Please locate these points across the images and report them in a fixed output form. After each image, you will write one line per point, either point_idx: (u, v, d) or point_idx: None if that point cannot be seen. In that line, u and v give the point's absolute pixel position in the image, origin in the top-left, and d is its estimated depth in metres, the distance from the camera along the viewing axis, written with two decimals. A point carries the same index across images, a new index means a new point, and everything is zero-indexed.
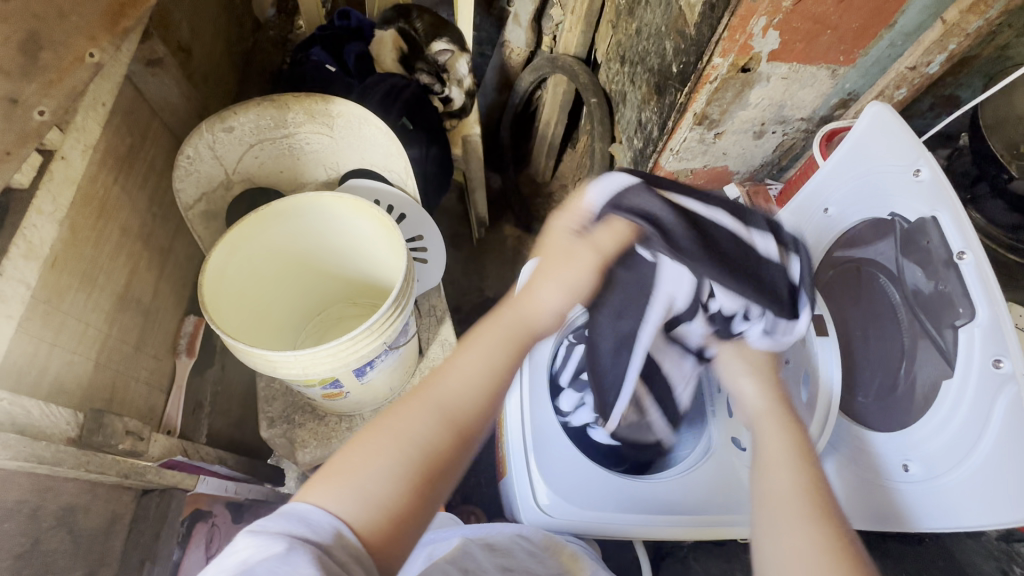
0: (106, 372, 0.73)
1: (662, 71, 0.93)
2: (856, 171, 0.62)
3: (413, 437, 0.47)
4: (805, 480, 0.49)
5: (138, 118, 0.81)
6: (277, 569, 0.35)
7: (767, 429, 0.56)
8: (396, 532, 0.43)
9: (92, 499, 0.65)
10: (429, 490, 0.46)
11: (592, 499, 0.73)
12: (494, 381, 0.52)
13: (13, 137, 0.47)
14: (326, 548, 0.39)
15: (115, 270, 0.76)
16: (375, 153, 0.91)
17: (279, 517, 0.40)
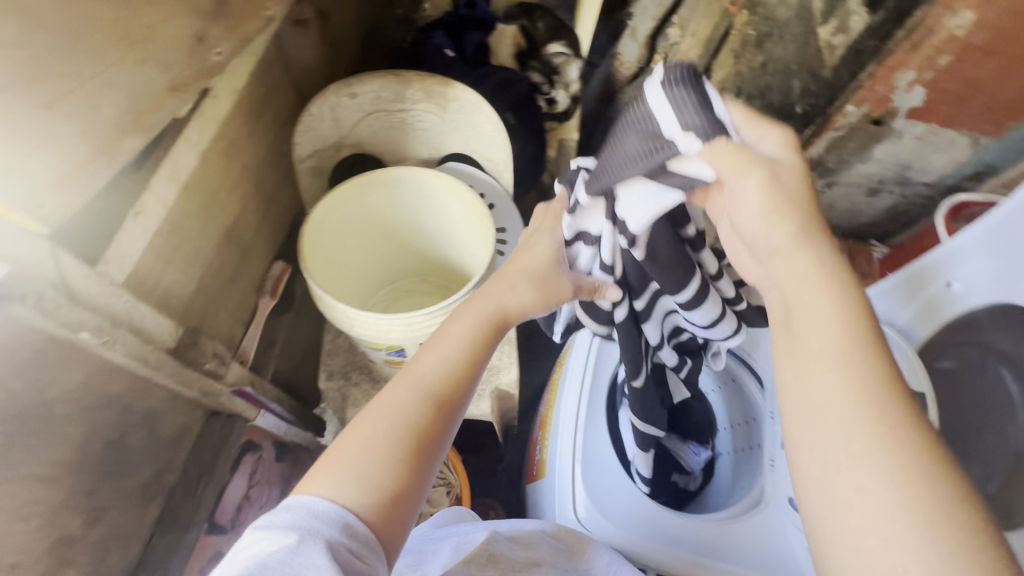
0: (204, 296, 0.79)
1: (783, 109, 0.90)
2: (996, 252, 0.57)
3: (405, 410, 0.53)
4: (877, 422, 0.42)
5: (275, 71, 0.87)
6: (291, 561, 0.42)
7: (800, 348, 0.47)
8: (393, 505, 0.49)
9: (172, 408, 0.71)
10: (421, 462, 0.52)
11: (626, 524, 0.72)
12: (470, 357, 0.59)
13: (191, 73, 0.48)
14: (337, 538, 0.45)
15: (229, 205, 0.82)
16: (479, 141, 0.94)
17: (279, 512, 0.46)
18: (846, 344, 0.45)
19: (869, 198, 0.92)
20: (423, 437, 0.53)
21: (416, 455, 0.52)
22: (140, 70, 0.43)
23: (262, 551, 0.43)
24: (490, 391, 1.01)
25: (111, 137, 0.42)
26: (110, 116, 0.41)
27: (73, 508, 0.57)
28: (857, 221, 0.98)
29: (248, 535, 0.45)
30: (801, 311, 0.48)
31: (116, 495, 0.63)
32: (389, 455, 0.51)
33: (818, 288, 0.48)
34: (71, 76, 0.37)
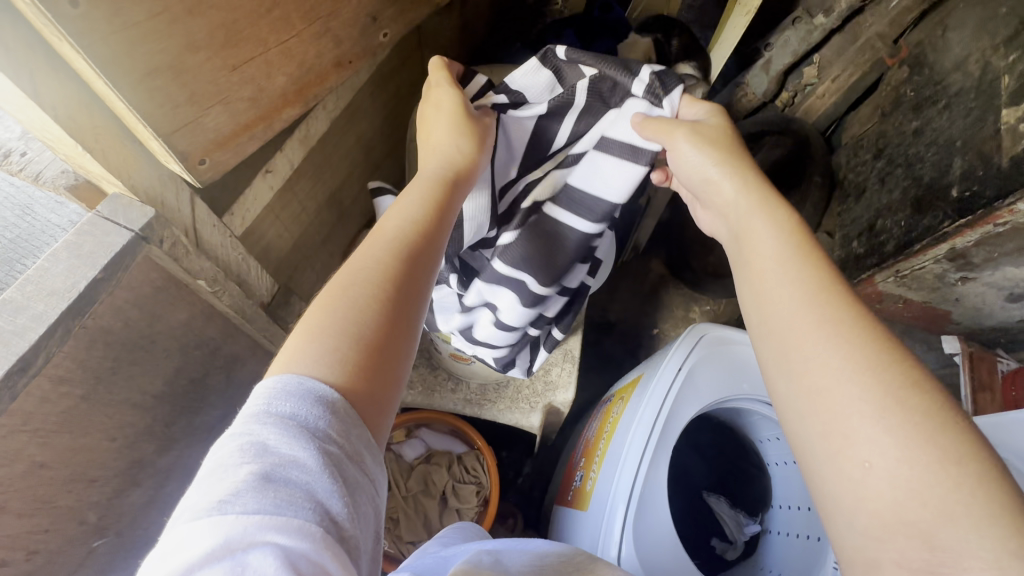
0: (298, 254, 0.81)
1: (934, 186, 0.82)
2: None
3: (368, 262, 0.46)
4: (853, 369, 0.38)
5: (409, 45, 0.87)
6: (291, 470, 0.33)
7: (769, 287, 0.45)
8: (371, 366, 0.42)
9: (251, 357, 0.73)
10: (396, 339, 0.44)
11: None
12: (433, 211, 0.51)
13: (359, 49, 0.51)
14: (330, 430, 0.36)
15: (338, 170, 0.83)
16: None
17: (276, 398, 0.37)
18: (807, 291, 0.42)
19: (1007, 304, 0.79)
20: (406, 298, 0.46)
21: (394, 323, 0.44)
22: (319, 43, 0.47)
23: (262, 446, 0.34)
24: (543, 406, 0.99)
25: (275, 104, 0.46)
26: (278, 86, 0.45)
27: (151, 435, 0.60)
28: (981, 322, 0.86)
29: (220, 441, 0.35)
30: (761, 255, 0.46)
31: (188, 429, 0.66)
32: (353, 339, 0.42)
33: (771, 235, 0.47)
34: (257, 44, 0.41)
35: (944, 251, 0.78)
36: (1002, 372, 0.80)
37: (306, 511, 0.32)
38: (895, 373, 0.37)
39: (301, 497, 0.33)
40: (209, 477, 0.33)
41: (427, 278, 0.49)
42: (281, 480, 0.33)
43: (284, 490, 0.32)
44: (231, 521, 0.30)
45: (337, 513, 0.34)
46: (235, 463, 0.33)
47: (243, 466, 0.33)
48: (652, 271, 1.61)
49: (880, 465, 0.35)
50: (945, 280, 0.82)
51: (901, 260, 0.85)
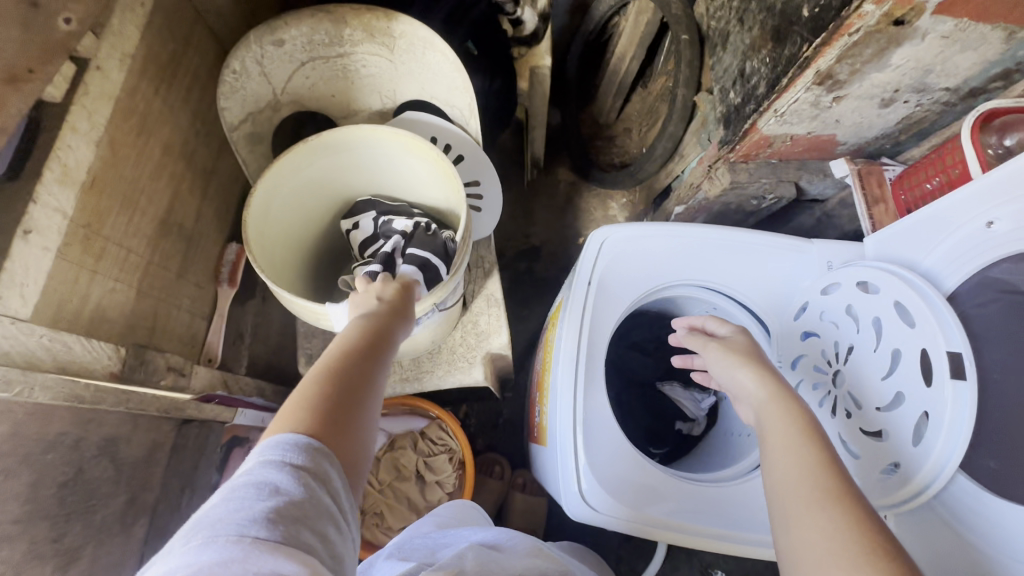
0: (150, 300, 0.70)
1: (787, 11, 0.77)
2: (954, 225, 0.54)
3: (325, 363, 0.53)
4: (839, 535, 0.40)
5: (181, 18, 0.73)
6: (296, 504, 0.38)
7: (776, 460, 0.48)
8: (342, 432, 0.47)
9: (133, 430, 0.64)
10: (361, 414, 0.50)
11: (639, 500, 0.66)
12: (371, 356, 0.56)
13: (33, 50, 0.47)
14: (316, 485, 0.41)
15: (157, 192, 0.71)
16: (438, 85, 0.81)
17: (282, 447, 0.42)
18: (807, 477, 0.45)
19: (882, 110, 0.82)
20: (354, 383, 0.52)
21: (361, 406, 0.51)
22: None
23: (272, 484, 0.39)
24: (482, 357, 0.96)
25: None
26: None
27: (41, 558, 0.52)
28: (866, 135, 0.90)
29: (229, 480, 0.39)
30: (772, 434, 0.50)
31: (90, 530, 0.59)
32: (329, 411, 0.48)
33: (785, 423, 0.50)
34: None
35: (811, 76, 0.75)
36: (889, 180, 0.82)
37: (307, 542, 0.37)
38: (868, 541, 0.39)
39: (301, 529, 0.37)
40: (224, 507, 0.37)
41: (367, 406, 0.52)
42: (288, 511, 0.37)
43: (289, 523, 0.37)
44: (250, 541, 0.35)
45: (329, 547, 0.39)
46: (244, 498, 0.37)
47: (257, 499, 0.37)
48: (561, 182, 1.56)
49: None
50: (820, 105, 0.81)
51: (775, 98, 0.81)
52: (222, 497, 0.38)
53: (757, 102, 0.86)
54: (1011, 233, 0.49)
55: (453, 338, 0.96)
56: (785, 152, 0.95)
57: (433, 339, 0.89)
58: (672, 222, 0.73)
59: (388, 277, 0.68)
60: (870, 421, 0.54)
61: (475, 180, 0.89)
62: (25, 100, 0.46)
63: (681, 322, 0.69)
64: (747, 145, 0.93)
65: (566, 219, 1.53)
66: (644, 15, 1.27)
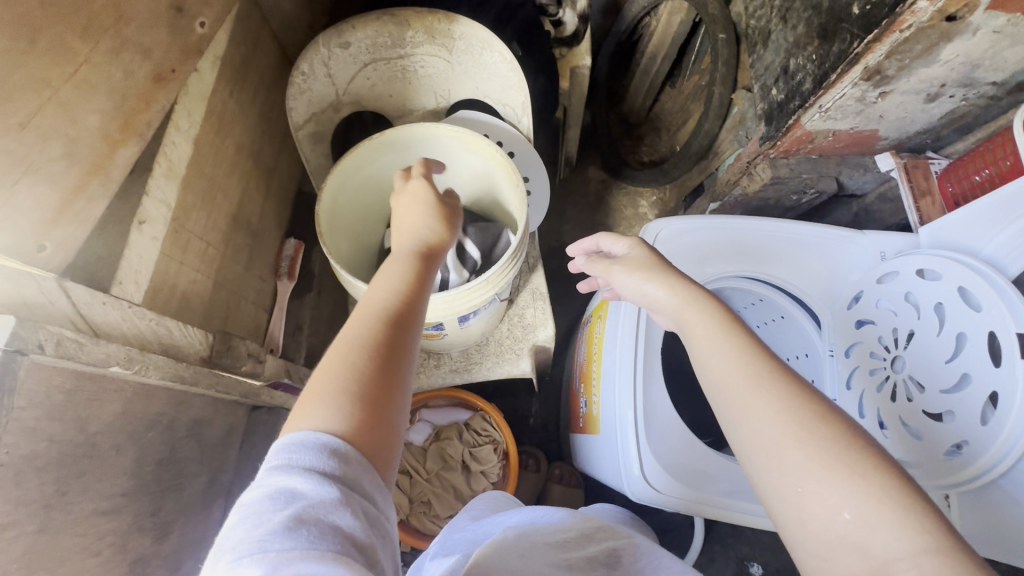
0: (224, 291, 0.74)
1: (834, 9, 0.79)
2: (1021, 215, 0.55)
3: (349, 336, 0.48)
4: (781, 414, 0.44)
5: (252, 23, 0.76)
6: (318, 508, 0.36)
7: (705, 356, 0.51)
8: (372, 418, 0.43)
9: (214, 413, 0.68)
10: (391, 392, 0.46)
11: (698, 483, 0.68)
12: (405, 316, 0.51)
13: (175, 54, 0.53)
14: (341, 482, 0.39)
15: (230, 188, 0.74)
16: (492, 85, 0.83)
17: (294, 449, 0.39)
18: (738, 363, 0.48)
19: (926, 105, 0.84)
20: (390, 350, 0.48)
21: (396, 382, 0.47)
22: (117, 64, 0.47)
23: (290, 491, 0.36)
24: (528, 349, 0.98)
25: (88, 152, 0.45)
26: None
27: (142, 530, 0.56)
28: (908, 130, 0.91)
29: (245, 492, 0.37)
30: (693, 333, 0.53)
31: (180, 507, 0.62)
32: (358, 401, 0.43)
33: (706, 322, 0.52)
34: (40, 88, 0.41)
35: (859, 72, 0.77)
36: (935, 174, 0.83)
37: (341, 547, 0.35)
38: (812, 415, 0.43)
39: (329, 534, 0.35)
40: (245, 525, 0.35)
41: (406, 375, 0.48)
42: (311, 518, 0.35)
43: (314, 530, 0.34)
44: (273, 560, 0.33)
45: (362, 545, 0.36)
46: (263, 514, 0.35)
47: (275, 510, 0.35)
48: (591, 180, 1.59)
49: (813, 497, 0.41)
50: (865, 101, 0.83)
51: (822, 94, 0.83)
52: (241, 515, 0.36)
53: (801, 99, 0.88)
54: None
55: (500, 331, 0.98)
56: (826, 148, 0.96)
57: (483, 331, 0.92)
58: (725, 215, 0.75)
59: (435, 197, 0.63)
60: (934, 402, 0.55)
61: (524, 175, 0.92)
62: (169, 96, 0.53)
63: (576, 249, 0.69)
64: (789, 141, 0.95)
65: (597, 217, 1.55)
66: (678, 15, 1.29)
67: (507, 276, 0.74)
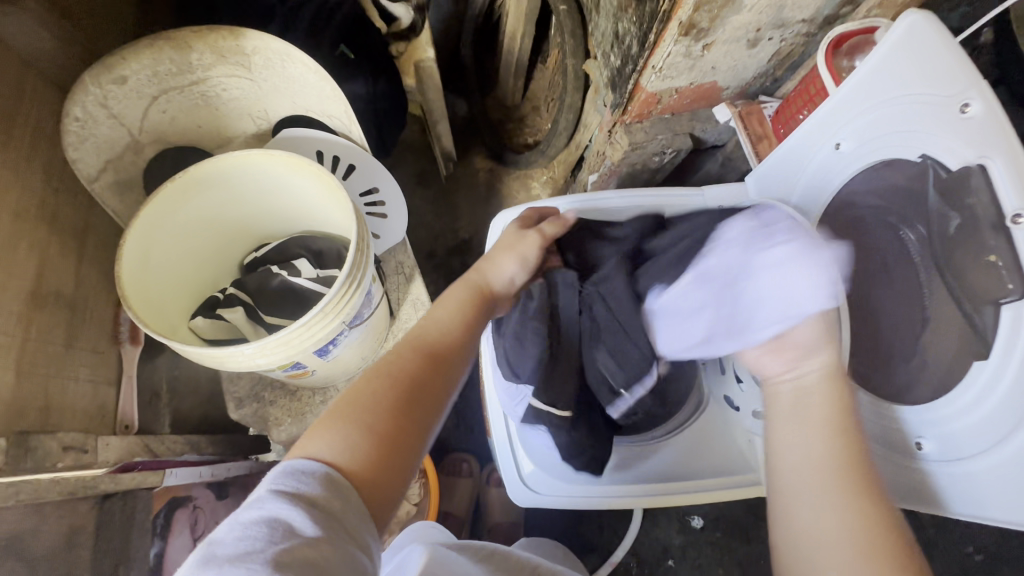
0: (35, 379, 0.65)
1: None
2: (803, 167, 0.62)
3: (376, 381, 0.52)
4: (842, 522, 0.44)
5: (6, 72, 0.66)
6: (253, 533, 0.38)
7: (783, 437, 0.50)
8: (373, 458, 0.47)
9: (41, 520, 0.60)
10: (395, 442, 0.49)
11: (580, 471, 0.68)
12: (430, 386, 0.54)
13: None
14: (314, 499, 0.42)
15: (18, 263, 0.66)
16: (308, 97, 0.77)
17: (292, 475, 0.43)
18: (830, 449, 0.47)
19: (751, 51, 0.85)
20: (404, 411, 0.51)
21: (415, 415, 0.51)
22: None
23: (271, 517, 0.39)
24: None
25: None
26: None
27: None
28: (744, 77, 0.92)
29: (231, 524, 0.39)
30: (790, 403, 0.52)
31: None
32: (369, 430, 0.48)
33: (829, 402, 0.49)
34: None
35: (676, 28, 0.76)
36: (769, 117, 0.85)
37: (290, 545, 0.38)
38: (850, 481, 0.45)
39: (259, 536, 0.38)
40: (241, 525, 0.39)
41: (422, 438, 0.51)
42: (299, 552, 0.37)
43: (252, 533, 0.38)
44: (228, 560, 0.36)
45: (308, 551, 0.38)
46: (255, 538, 0.38)
47: (268, 540, 0.37)
48: (479, 171, 1.53)
49: (800, 525, 0.46)
50: (692, 55, 0.83)
51: (649, 55, 0.83)
52: (235, 529, 0.39)
53: (633, 62, 0.87)
54: (856, 152, 0.55)
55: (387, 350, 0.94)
56: (674, 106, 0.96)
57: (363, 356, 0.88)
58: (571, 195, 0.76)
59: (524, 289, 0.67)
60: None
61: (373, 187, 0.88)
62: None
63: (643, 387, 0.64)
64: (637, 105, 0.94)
65: (491, 207, 1.51)
66: None
67: (353, 300, 0.70)
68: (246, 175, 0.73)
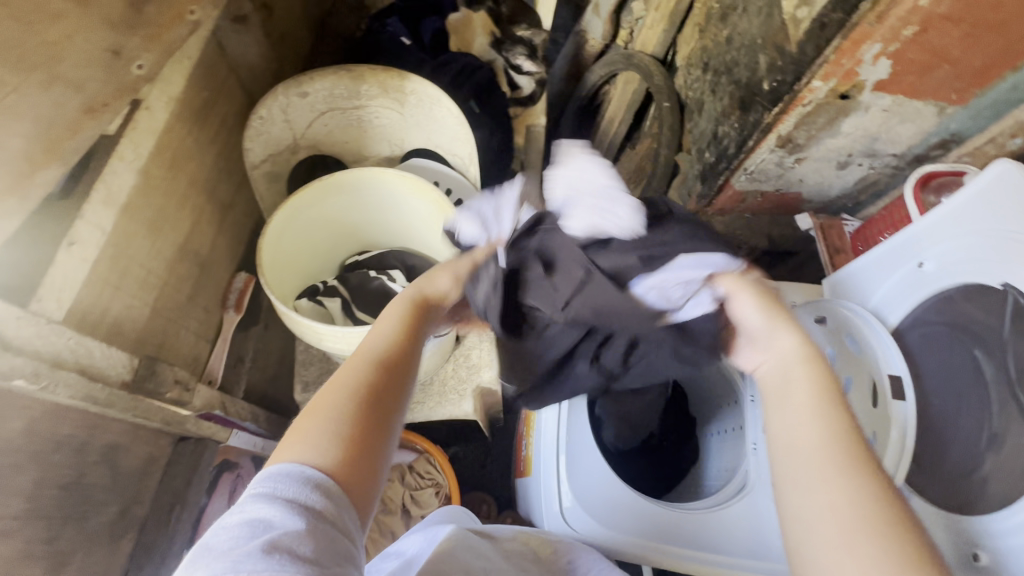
0: (161, 319, 0.75)
1: (750, 85, 0.87)
2: (879, 282, 0.67)
3: (356, 387, 0.48)
4: (850, 502, 0.37)
5: (218, 71, 0.82)
6: (244, 534, 0.36)
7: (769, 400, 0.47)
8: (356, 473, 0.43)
9: (133, 441, 0.67)
10: (377, 456, 0.45)
11: (616, 517, 0.71)
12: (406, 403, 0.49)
13: (110, 90, 0.50)
14: (304, 504, 0.39)
15: (179, 220, 0.78)
16: (443, 136, 0.90)
17: (278, 481, 0.40)
18: (818, 378, 0.46)
19: (839, 172, 0.92)
20: (383, 420, 0.47)
21: (378, 420, 0.47)
22: (48, 96, 0.45)
23: (265, 517, 0.37)
24: (473, 390, 0.99)
25: (24, 170, 0.45)
26: (18, 147, 0.44)
27: (33, 558, 0.54)
28: (828, 194, 0.98)
29: (233, 511, 0.38)
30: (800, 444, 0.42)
31: (82, 537, 0.60)
32: (348, 445, 0.44)
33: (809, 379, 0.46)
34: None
35: (774, 139, 0.85)
36: (849, 233, 0.90)
37: (280, 544, 0.35)
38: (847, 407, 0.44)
39: (255, 531, 0.36)
40: (238, 523, 0.37)
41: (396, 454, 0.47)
42: (282, 544, 0.35)
43: (247, 529, 0.36)
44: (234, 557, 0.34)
45: (289, 548, 0.35)
46: (238, 537, 0.36)
47: (252, 537, 0.36)
48: None
49: (790, 430, 0.43)
50: (784, 165, 0.91)
51: (744, 158, 0.91)
52: (217, 531, 0.37)
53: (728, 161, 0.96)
54: (938, 272, 0.60)
55: (446, 371, 1.00)
56: (756, 207, 1.04)
57: (426, 370, 0.94)
58: None
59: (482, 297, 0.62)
60: None
61: None
62: (100, 128, 0.50)
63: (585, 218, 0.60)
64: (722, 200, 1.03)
65: None
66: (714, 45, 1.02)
67: None
68: (376, 189, 0.85)
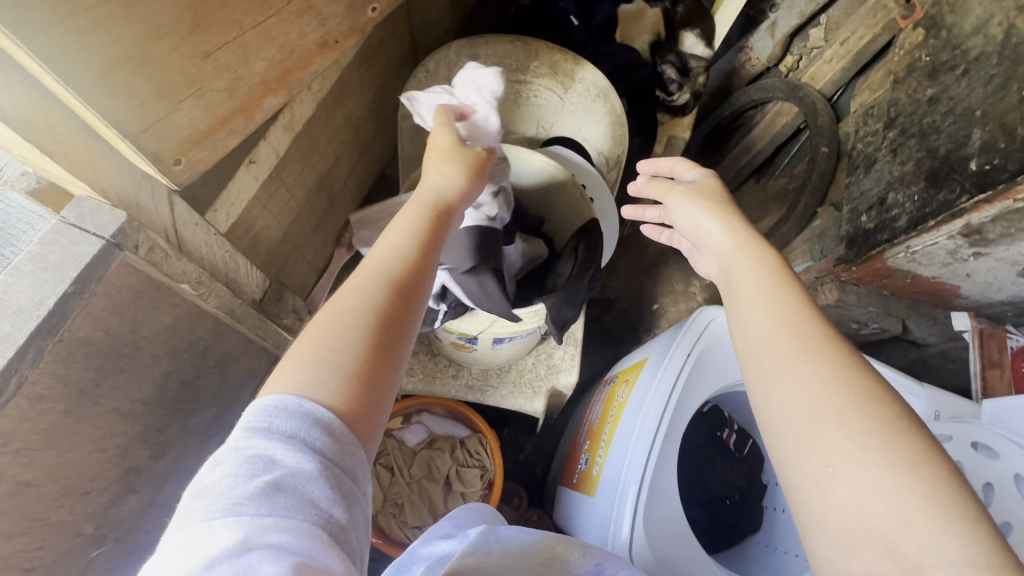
0: (288, 244, 0.76)
1: (950, 159, 0.78)
2: None
3: (348, 302, 0.43)
4: (827, 380, 0.37)
5: (398, 15, 0.81)
6: (243, 470, 0.33)
7: (753, 344, 0.42)
8: (361, 397, 0.40)
9: (243, 354, 0.70)
10: (380, 376, 0.41)
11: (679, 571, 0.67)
12: (405, 315, 0.45)
13: (340, 27, 0.52)
14: (305, 436, 0.35)
15: (327, 153, 0.78)
16: (595, 131, 0.86)
17: (275, 413, 0.36)
18: (778, 262, 0.44)
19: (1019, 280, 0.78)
20: (388, 341, 0.43)
21: (382, 355, 0.42)
22: (298, 24, 0.48)
23: (267, 458, 0.34)
24: (546, 389, 0.97)
25: (258, 91, 0.47)
26: (259, 70, 0.46)
27: (144, 441, 0.57)
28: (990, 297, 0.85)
29: (222, 452, 0.34)
30: (789, 378, 0.38)
31: (183, 431, 0.63)
32: (341, 370, 0.40)
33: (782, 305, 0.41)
34: (231, 27, 0.42)
35: (959, 226, 0.75)
36: (1010, 349, 0.80)
37: (286, 488, 0.32)
38: (826, 332, 0.39)
39: (256, 470, 0.33)
40: (230, 461, 0.33)
41: (398, 378, 0.43)
42: (287, 484, 0.33)
43: (247, 465, 0.33)
44: (245, 520, 0.31)
45: (294, 489, 0.33)
46: (236, 476, 0.32)
47: (253, 473, 0.33)
48: (652, 246, 1.53)
49: (756, 310, 0.42)
50: (956, 256, 0.80)
51: (914, 236, 0.82)
52: (211, 468, 0.34)
53: (892, 233, 0.87)
54: None
55: (525, 363, 0.98)
56: (900, 287, 0.94)
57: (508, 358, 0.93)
58: None
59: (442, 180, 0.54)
60: None
61: None
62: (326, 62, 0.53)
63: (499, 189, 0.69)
64: (865, 270, 0.94)
65: (646, 283, 1.50)
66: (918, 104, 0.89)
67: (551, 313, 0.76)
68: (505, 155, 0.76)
